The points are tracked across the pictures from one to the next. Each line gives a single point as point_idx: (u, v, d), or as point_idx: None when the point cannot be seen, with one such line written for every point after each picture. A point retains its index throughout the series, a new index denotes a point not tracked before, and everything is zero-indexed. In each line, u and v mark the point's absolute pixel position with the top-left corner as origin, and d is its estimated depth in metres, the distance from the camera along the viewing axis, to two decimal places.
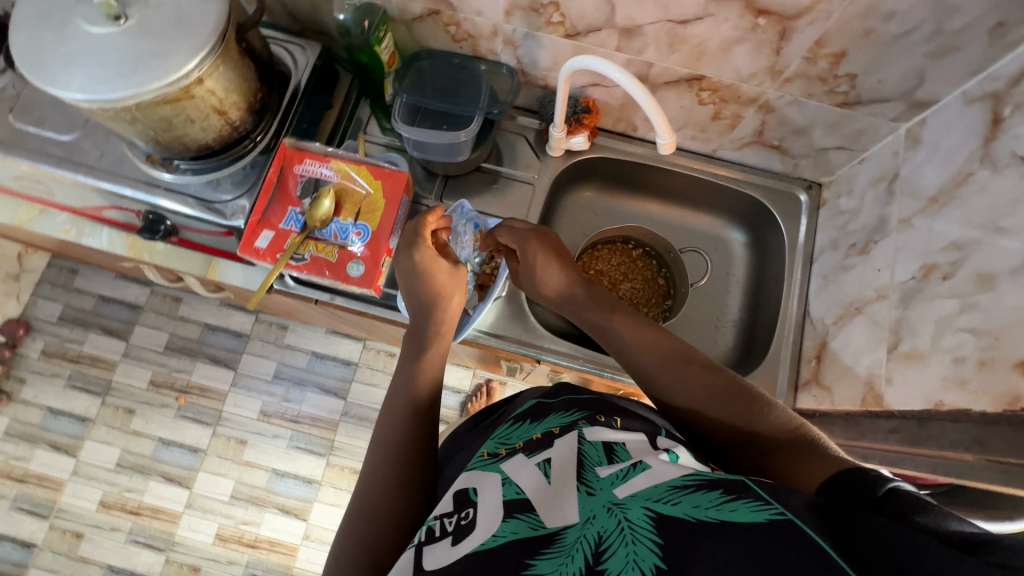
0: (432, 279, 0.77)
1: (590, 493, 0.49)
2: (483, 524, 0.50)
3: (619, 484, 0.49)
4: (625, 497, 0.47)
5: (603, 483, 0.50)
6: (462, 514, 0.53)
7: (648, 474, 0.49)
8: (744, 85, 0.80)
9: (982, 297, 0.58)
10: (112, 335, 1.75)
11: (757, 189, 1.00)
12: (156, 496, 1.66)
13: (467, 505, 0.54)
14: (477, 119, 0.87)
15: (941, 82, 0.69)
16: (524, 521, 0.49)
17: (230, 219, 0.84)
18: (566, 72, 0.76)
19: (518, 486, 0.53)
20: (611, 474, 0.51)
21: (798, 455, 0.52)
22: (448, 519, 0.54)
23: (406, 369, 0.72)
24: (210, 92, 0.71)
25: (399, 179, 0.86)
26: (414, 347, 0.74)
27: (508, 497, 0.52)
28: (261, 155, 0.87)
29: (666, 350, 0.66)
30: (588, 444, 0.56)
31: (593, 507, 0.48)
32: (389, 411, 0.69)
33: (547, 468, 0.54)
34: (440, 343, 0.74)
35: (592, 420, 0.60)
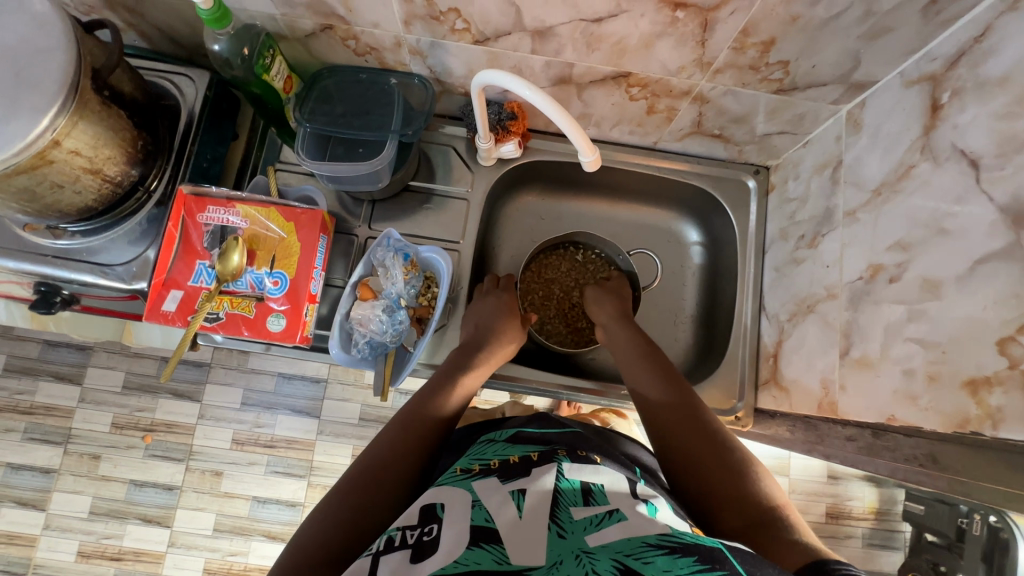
0: (506, 321, 0.85)
1: (561, 535, 0.46)
2: (444, 548, 0.45)
3: (591, 531, 0.47)
4: (596, 546, 0.45)
5: (575, 526, 0.47)
6: (425, 530, 0.48)
7: (623, 525, 0.47)
8: (673, 79, 0.74)
9: (928, 305, 0.54)
10: (63, 382, 1.66)
11: (703, 179, 0.95)
12: (136, 539, 1.62)
13: (431, 521, 0.49)
14: (391, 143, 0.79)
15: (878, 62, 0.64)
16: (489, 553, 0.44)
17: (131, 282, 0.76)
18: (477, 86, 0.68)
19: (486, 513, 0.48)
20: (587, 518, 0.48)
21: (775, 533, 0.50)
22: (409, 532, 0.49)
23: (443, 380, 0.73)
24: (74, 153, 0.63)
25: (313, 218, 0.78)
26: (461, 360, 0.77)
27: (475, 523, 0.47)
28: (157, 206, 0.78)
29: (685, 397, 0.69)
30: (565, 480, 0.53)
31: (560, 552, 0.45)
32: (416, 402, 0.69)
33: (520, 500, 0.50)
34: (479, 375, 0.78)
35: (573, 453, 0.58)
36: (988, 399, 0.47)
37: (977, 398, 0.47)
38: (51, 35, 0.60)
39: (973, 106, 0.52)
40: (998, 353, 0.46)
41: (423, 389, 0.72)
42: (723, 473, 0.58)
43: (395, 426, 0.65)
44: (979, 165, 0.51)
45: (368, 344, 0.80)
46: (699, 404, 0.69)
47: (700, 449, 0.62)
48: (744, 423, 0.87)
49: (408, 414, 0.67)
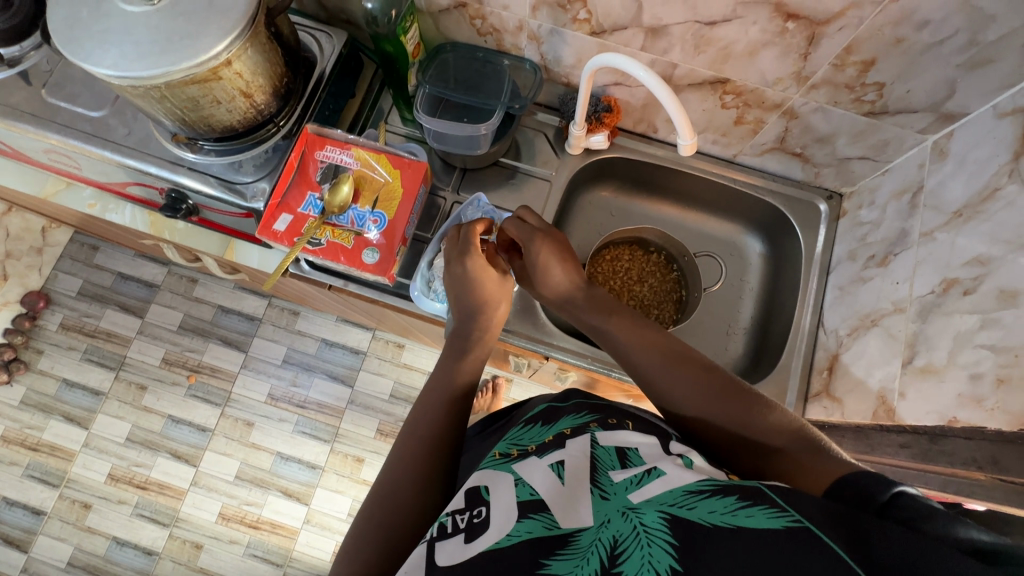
0: (480, 288, 0.79)
1: (604, 497, 0.51)
2: (495, 525, 0.52)
3: (633, 490, 0.50)
4: (640, 501, 0.49)
5: (617, 488, 0.52)
6: (475, 512, 0.54)
7: (664, 480, 0.50)
8: (768, 90, 0.79)
9: (1003, 314, 0.57)
10: (128, 312, 1.78)
11: (776, 196, 0.99)
12: (163, 471, 1.68)
13: (479, 503, 0.55)
14: (498, 113, 0.87)
15: (973, 94, 0.68)
16: (539, 520, 0.51)
17: (249, 201, 0.84)
18: (591, 66, 0.76)
19: (531, 487, 0.55)
20: (627, 479, 0.52)
21: (797, 460, 0.52)
22: (460, 516, 0.55)
23: (446, 372, 0.75)
24: (238, 75, 0.73)
25: (417, 169, 0.86)
26: (456, 348, 0.78)
27: (522, 499, 0.54)
28: (283, 140, 0.87)
29: (668, 350, 0.65)
30: (600, 448, 0.58)
31: (607, 512, 0.49)
32: (420, 408, 0.71)
33: (560, 470, 0.55)
34: (478, 354, 0.78)
35: (603, 423, 0.62)
36: None
37: None
38: None
39: None
40: None
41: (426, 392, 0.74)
42: (733, 414, 0.58)
43: (400, 442, 0.68)
44: None
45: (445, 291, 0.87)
46: (683, 349, 0.65)
47: (703, 402, 0.60)
48: None
49: (412, 424, 0.69)
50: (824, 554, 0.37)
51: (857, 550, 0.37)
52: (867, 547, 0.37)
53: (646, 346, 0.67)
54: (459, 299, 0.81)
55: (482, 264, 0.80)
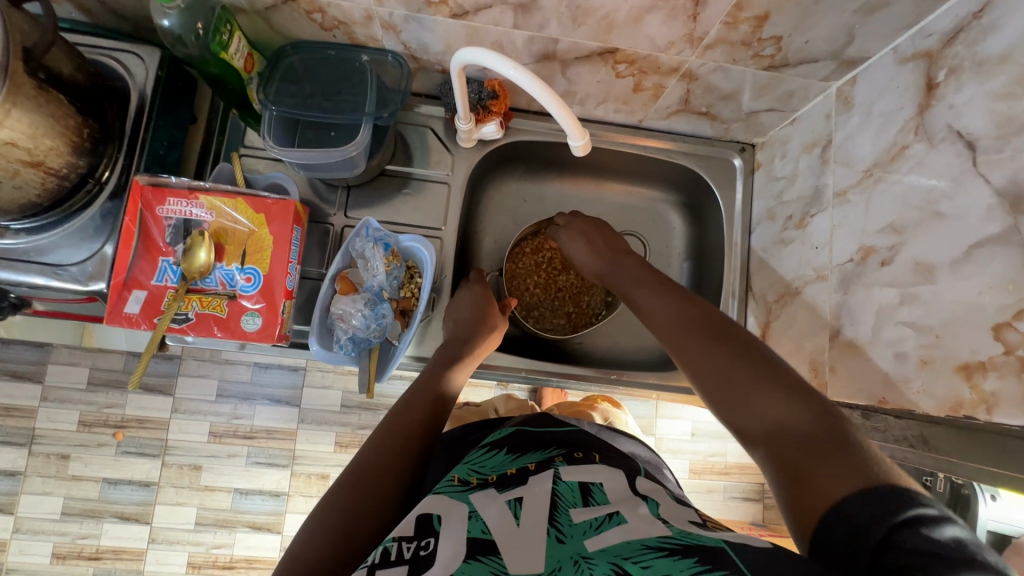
0: (486, 313, 0.80)
1: (559, 540, 0.45)
2: (440, 562, 0.43)
3: (591, 536, 0.45)
4: (595, 550, 0.43)
5: (574, 530, 0.46)
6: (422, 543, 0.46)
7: (623, 529, 0.45)
8: (662, 55, 0.71)
9: (921, 289, 0.54)
10: (20, 380, 1.53)
11: (689, 159, 0.93)
12: (113, 536, 1.54)
13: (427, 534, 0.47)
14: (365, 126, 0.74)
15: (872, 38, 0.62)
16: (486, 564, 0.43)
17: (87, 284, 0.71)
18: (458, 65, 0.64)
19: (483, 523, 0.47)
20: (587, 521, 0.47)
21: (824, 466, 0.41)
22: (406, 544, 0.46)
23: (431, 378, 0.70)
24: (10, 143, 0.56)
25: (285, 209, 0.73)
26: (443, 359, 0.73)
27: (472, 535, 0.46)
28: (111, 199, 0.72)
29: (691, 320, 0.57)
30: (561, 484, 0.53)
31: (560, 557, 0.43)
32: (403, 402, 0.66)
33: (517, 509, 0.48)
34: (465, 370, 0.74)
35: (571, 458, 0.58)
36: (982, 384, 0.47)
37: (971, 382, 0.48)
38: None
39: (971, 85, 0.51)
40: (994, 339, 0.46)
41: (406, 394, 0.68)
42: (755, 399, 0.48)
43: (381, 428, 0.62)
44: (976, 147, 0.50)
45: (351, 340, 0.76)
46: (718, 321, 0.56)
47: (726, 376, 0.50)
48: None
49: (394, 417, 0.63)
50: None
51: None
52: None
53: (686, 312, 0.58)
54: (457, 324, 0.79)
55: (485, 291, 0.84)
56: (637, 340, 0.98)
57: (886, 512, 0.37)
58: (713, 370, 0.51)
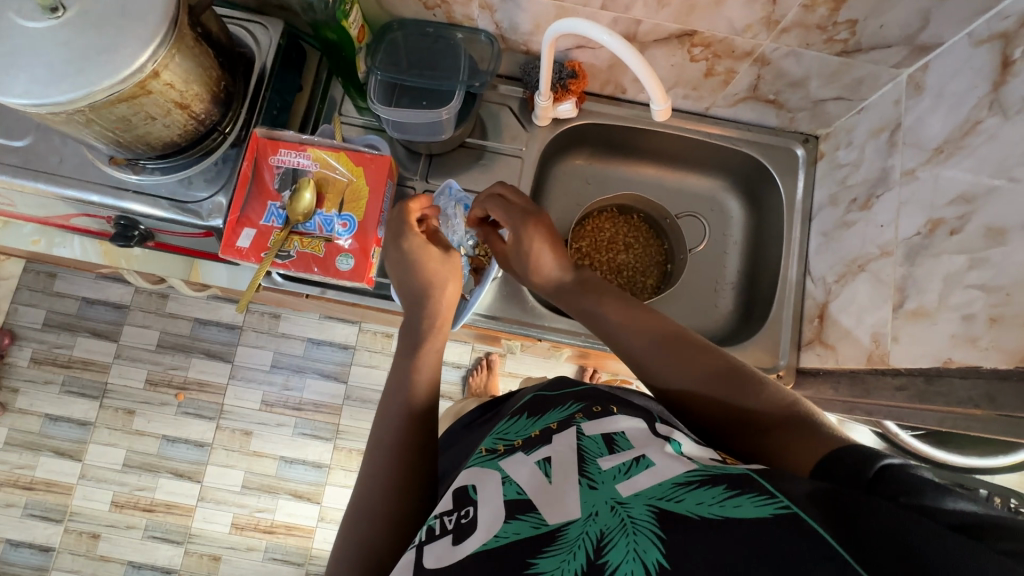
0: (426, 272, 0.72)
1: (592, 487, 0.48)
2: (482, 526, 0.49)
3: (622, 480, 0.48)
4: (629, 494, 0.45)
5: (605, 477, 0.48)
6: (463, 513, 0.51)
7: (652, 471, 0.47)
8: (738, 38, 0.76)
9: (992, 252, 0.56)
10: (100, 338, 1.67)
11: (751, 146, 0.96)
12: (167, 491, 1.63)
13: (467, 503, 0.52)
14: (459, 93, 0.82)
15: (947, 23, 0.66)
16: (526, 521, 0.47)
17: (207, 219, 0.79)
18: (551, 35, 0.71)
19: (518, 485, 0.51)
20: (615, 467, 0.49)
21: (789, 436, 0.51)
22: (447, 518, 0.52)
23: (399, 377, 0.66)
24: (169, 86, 0.66)
25: (381, 164, 0.81)
26: (410, 341, 0.69)
27: (508, 498, 0.50)
28: (232, 148, 0.81)
29: (663, 332, 0.63)
30: (587, 438, 0.54)
31: (594, 502, 0.46)
32: (383, 409, 0.64)
33: (546, 468, 0.52)
34: (435, 345, 0.69)
35: (590, 412, 0.59)
36: None
37: None
38: None
39: None
40: None
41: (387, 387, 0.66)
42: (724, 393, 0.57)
43: (372, 444, 0.63)
44: None
45: None
46: (669, 328, 0.63)
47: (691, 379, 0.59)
48: (785, 381, 0.89)
49: (375, 436, 0.63)
50: (811, 538, 0.36)
51: (852, 539, 0.36)
52: (856, 531, 0.36)
53: (641, 330, 0.64)
54: (406, 280, 0.74)
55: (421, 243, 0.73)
56: (691, 320, 1.00)
57: (865, 462, 0.43)
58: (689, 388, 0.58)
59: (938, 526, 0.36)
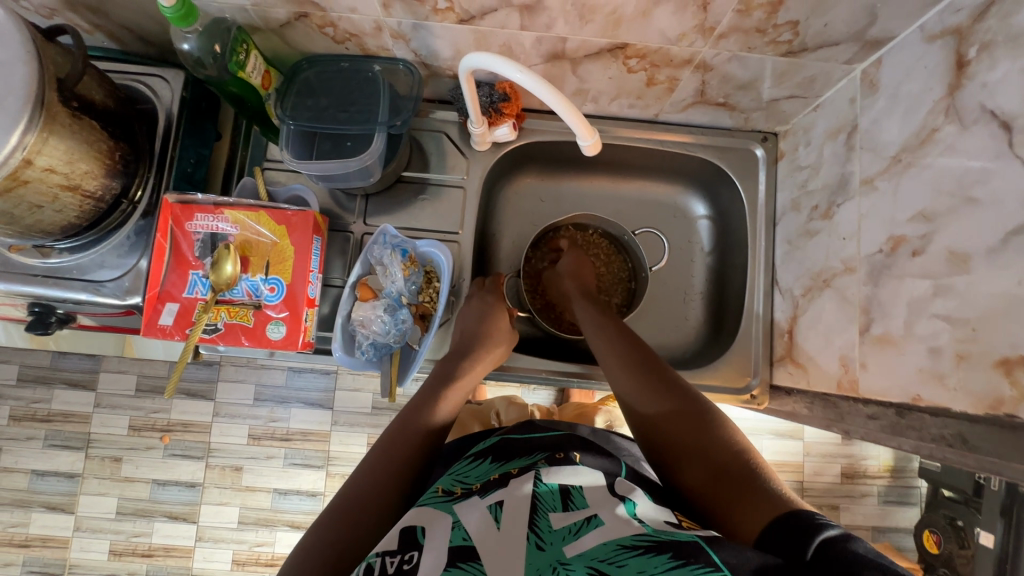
0: (491, 323, 0.81)
1: (539, 547, 0.45)
2: (424, 575, 0.44)
3: (570, 541, 0.45)
4: (573, 556, 0.44)
5: (554, 537, 0.46)
6: (406, 557, 0.46)
7: (601, 531, 0.45)
8: (673, 48, 0.69)
9: (955, 280, 0.51)
10: (76, 388, 1.62)
11: (707, 151, 0.90)
12: (164, 535, 1.61)
13: (412, 547, 0.47)
14: (380, 135, 0.76)
15: (896, 17, 0.59)
16: (467, 572, 0.43)
17: (125, 298, 0.75)
18: (465, 71, 0.65)
19: (464, 531, 0.47)
20: (565, 527, 0.47)
21: (740, 482, 0.51)
22: (388, 558, 0.46)
23: (427, 397, 0.70)
24: (49, 171, 0.60)
25: (305, 221, 0.75)
26: (445, 373, 0.74)
27: (454, 544, 0.46)
28: (144, 218, 0.76)
29: (646, 363, 0.68)
30: (543, 484, 0.52)
31: (539, 566, 0.43)
32: (400, 421, 0.66)
33: (497, 512, 0.48)
34: (465, 386, 0.74)
35: (551, 458, 0.56)
36: None
37: (1011, 378, 0.45)
38: (9, 47, 0.56)
39: (1004, 62, 0.48)
40: None
41: (406, 408, 0.68)
42: (687, 429, 0.58)
43: (376, 450, 0.62)
44: (1011, 127, 0.47)
45: (371, 345, 0.79)
46: (661, 366, 0.67)
47: (665, 408, 0.61)
48: (760, 401, 0.85)
49: (386, 442, 0.63)
50: None
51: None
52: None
53: (636, 361, 0.68)
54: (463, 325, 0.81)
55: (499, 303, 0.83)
56: (661, 337, 0.95)
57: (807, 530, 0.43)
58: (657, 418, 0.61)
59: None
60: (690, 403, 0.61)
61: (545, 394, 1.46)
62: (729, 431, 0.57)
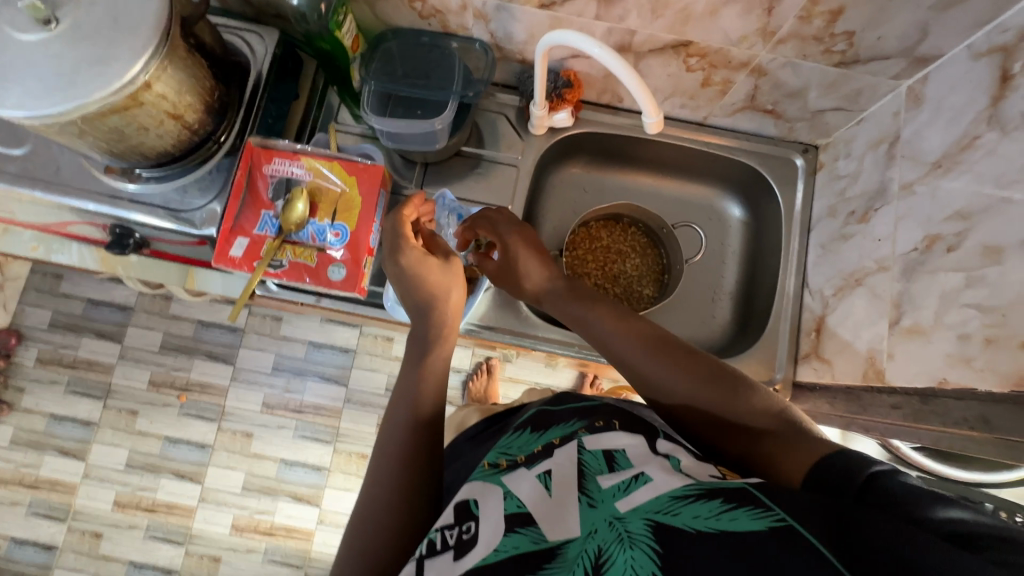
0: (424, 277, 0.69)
1: (592, 505, 0.46)
2: (483, 540, 0.47)
3: (622, 497, 0.45)
4: (627, 510, 0.44)
5: (605, 495, 0.47)
6: (464, 528, 0.49)
7: (651, 486, 0.45)
8: (734, 49, 0.75)
9: (988, 271, 0.55)
10: (105, 339, 1.67)
11: (751, 156, 0.95)
12: (169, 492, 1.62)
13: (467, 519, 0.50)
14: (452, 103, 0.82)
15: (946, 35, 0.64)
16: (525, 535, 0.46)
17: (201, 228, 0.80)
18: (541, 48, 0.71)
19: (518, 499, 0.49)
20: (614, 485, 0.47)
21: (784, 441, 0.49)
22: (448, 532, 0.50)
23: (410, 373, 0.64)
24: (162, 97, 0.66)
25: (374, 174, 0.81)
26: (416, 352, 0.66)
27: (509, 511, 0.48)
28: (227, 157, 0.81)
29: (641, 331, 0.62)
30: (588, 453, 0.52)
31: (594, 520, 0.44)
32: (395, 398, 0.63)
33: (547, 481, 0.50)
34: (440, 351, 0.66)
35: (592, 427, 0.56)
36: None
37: None
38: None
39: None
40: None
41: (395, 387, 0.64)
42: (713, 399, 0.55)
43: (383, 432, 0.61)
44: None
45: None
46: (654, 329, 0.62)
47: (682, 384, 0.57)
48: (782, 396, 0.87)
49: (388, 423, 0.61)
50: (808, 555, 0.35)
51: (852, 556, 0.34)
52: (856, 552, 0.35)
53: (630, 332, 0.62)
54: (407, 297, 0.69)
55: (417, 258, 0.69)
56: (688, 330, 0.99)
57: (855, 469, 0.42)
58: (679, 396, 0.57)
59: (937, 539, 0.35)
60: (699, 367, 0.57)
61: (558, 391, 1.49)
62: (751, 390, 0.55)
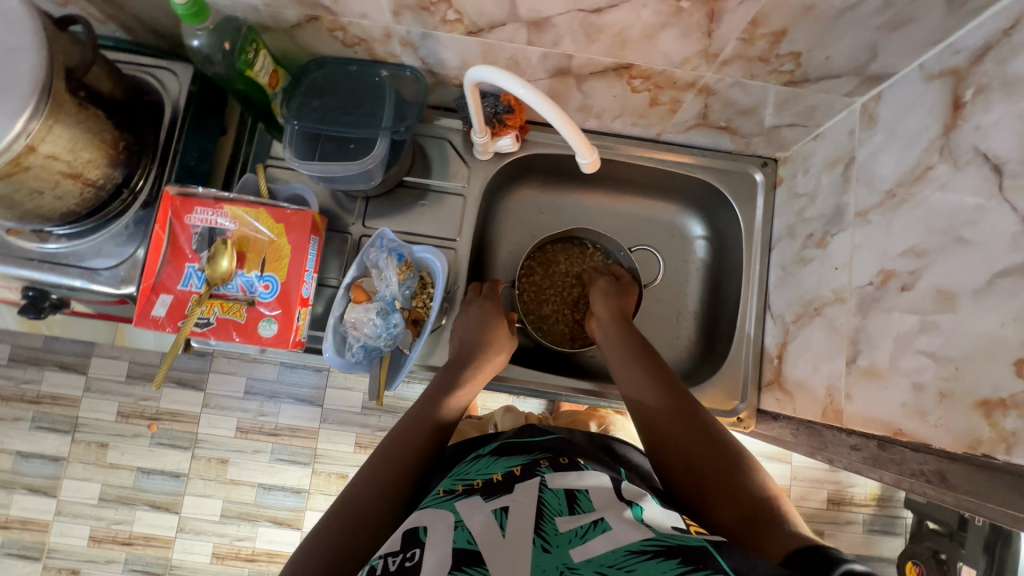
0: (492, 331, 0.80)
1: (545, 549, 0.43)
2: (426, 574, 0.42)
3: (577, 544, 0.44)
4: (580, 560, 0.42)
5: (561, 539, 0.44)
6: (408, 555, 0.44)
7: (608, 536, 0.44)
8: (677, 71, 0.70)
9: (942, 318, 0.52)
10: (68, 371, 1.53)
11: (707, 173, 0.91)
12: (146, 524, 1.52)
13: (414, 545, 0.45)
14: (383, 139, 0.77)
15: (897, 55, 0.60)
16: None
17: (120, 287, 0.75)
18: (469, 83, 0.65)
19: (469, 533, 0.45)
20: (572, 530, 0.45)
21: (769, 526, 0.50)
22: (391, 559, 0.45)
23: (434, 398, 0.70)
24: (51, 158, 0.60)
25: (303, 221, 0.76)
26: (446, 381, 0.73)
27: (457, 546, 0.44)
28: (144, 208, 0.77)
29: (670, 387, 0.67)
30: (549, 491, 0.49)
31: (545, 566, 0.42)
32: (412, 417, 0.67)
33: (502, 517, 0.46)
34: (469, 388, 0.74)
35: (556, 462, 0.54)
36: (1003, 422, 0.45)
37: (991, 421, 0.46)
38: (21, 33, 0.56)
39: (999, 105, 0.49)
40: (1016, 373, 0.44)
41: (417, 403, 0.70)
42: (712, 466, 0.57)
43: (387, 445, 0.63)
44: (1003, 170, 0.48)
45: (361, 348, 0.79)
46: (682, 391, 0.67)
47: (691, 442, 0.60)
48: (747, 424, 0.85)
49: (398, 436, 0.64)
50: None
51: None
52: None
53: (663, 385, 0.68)
54: (464, 336, 0.81)
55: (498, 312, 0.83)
56: None
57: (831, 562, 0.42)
58: (683, 450, 0.60)
59: None
60: (709, 439, 0.60)
61: (538, 403, 1.45)
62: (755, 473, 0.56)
